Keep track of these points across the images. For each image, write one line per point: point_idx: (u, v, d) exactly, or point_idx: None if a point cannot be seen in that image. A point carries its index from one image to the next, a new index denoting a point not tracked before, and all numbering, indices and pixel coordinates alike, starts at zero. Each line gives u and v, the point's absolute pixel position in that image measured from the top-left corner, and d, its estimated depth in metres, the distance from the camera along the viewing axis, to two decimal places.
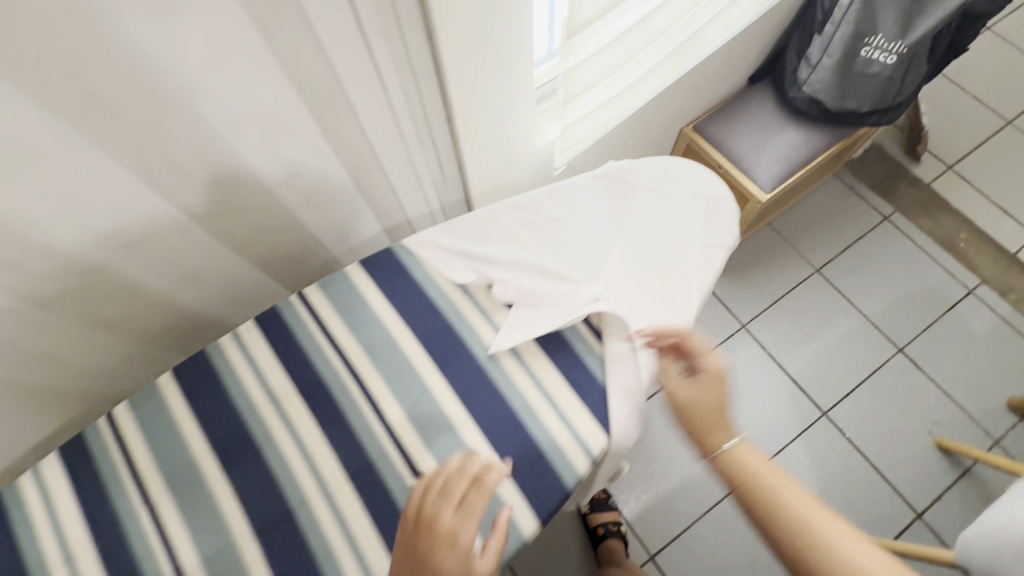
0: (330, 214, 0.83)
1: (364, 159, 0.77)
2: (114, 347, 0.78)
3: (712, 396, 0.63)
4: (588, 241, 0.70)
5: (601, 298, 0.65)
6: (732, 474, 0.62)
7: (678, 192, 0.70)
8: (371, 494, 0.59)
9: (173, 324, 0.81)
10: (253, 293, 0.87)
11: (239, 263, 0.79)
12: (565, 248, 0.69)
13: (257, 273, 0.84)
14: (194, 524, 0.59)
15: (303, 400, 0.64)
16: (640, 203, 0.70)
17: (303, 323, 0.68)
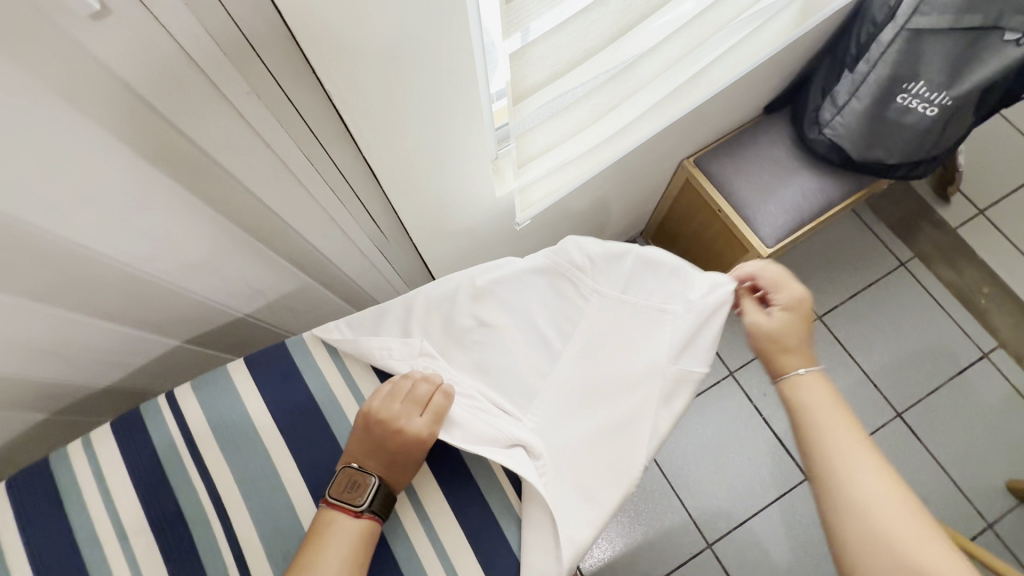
0: (236, 276, 0.71)
1: (267, 221, 0.63)
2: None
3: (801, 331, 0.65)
4: (526, 361, 0.58)
5: (521, 445, 0.54)
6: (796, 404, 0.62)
7: (642, 301, 0.57)
8: None
9: (68, 402, 0.72)
10: (160, 361, 0.77)
11: (124, 335, 0.68)
12: (500, 366, 0.58)
13: (161, 341, 0.73)
14: None
15: (156, 534, 0.53)
16: (594, 314, 0.58)
17: (170, 432, 0.57)
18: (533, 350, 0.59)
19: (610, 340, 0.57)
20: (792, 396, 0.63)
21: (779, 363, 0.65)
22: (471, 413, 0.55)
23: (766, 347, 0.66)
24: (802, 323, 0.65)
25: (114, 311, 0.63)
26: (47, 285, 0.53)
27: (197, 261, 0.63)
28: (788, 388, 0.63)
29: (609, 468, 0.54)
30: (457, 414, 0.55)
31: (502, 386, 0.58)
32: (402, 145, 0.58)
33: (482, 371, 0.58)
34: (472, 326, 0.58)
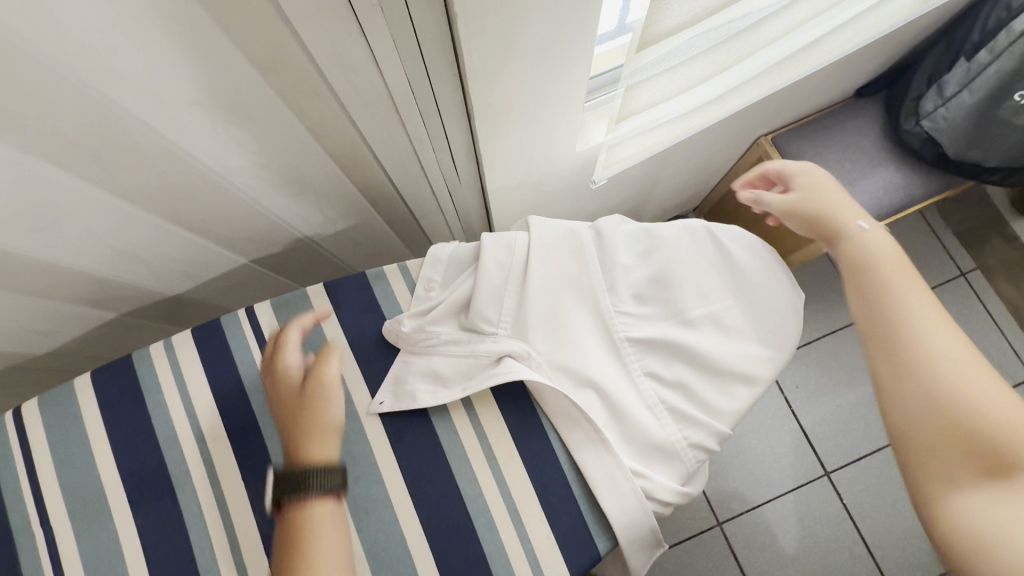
0: (312, 201, 0.70)
1: (355, 148, 0.62)
2: (83, 330, 0.73)
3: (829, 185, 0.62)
4: (506, 291, 0.55)
5: (510, 360, 0.53)
6: (859, 261, 0.56)
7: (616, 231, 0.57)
8: None
9: (149, 305, 0.75)
10: (233, 277, 0.79)
11: (201, 247, 0.68)
12: (480, 304, 0.55)
13: (232, 257, 0.74)
14: (86, 559, 0.52)
15: (231, 443, 0.55)
16: (562, 239, 0.56)
17: (248, 346, 0.57)
18: (500, 281, 0.55)
19: (590, 262, 0.55)
20: (847, 253, 0.57)
21: (835, 220, 0.59)
22: (462, 356, 0.55)
23: (805, 217, 0.61)
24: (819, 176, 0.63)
25: (197, 222, 0.63)
26: (143, 185, 0.54)
27: (280, 181, 0.63)
28: (850, 248, 0.57)
29: (644, 400, 0.54)
30: (443, 368, 0.55)
31: (478, 312, 0.55)
32: (507, 83, 0.55)
33: (474, 311, 0.55)
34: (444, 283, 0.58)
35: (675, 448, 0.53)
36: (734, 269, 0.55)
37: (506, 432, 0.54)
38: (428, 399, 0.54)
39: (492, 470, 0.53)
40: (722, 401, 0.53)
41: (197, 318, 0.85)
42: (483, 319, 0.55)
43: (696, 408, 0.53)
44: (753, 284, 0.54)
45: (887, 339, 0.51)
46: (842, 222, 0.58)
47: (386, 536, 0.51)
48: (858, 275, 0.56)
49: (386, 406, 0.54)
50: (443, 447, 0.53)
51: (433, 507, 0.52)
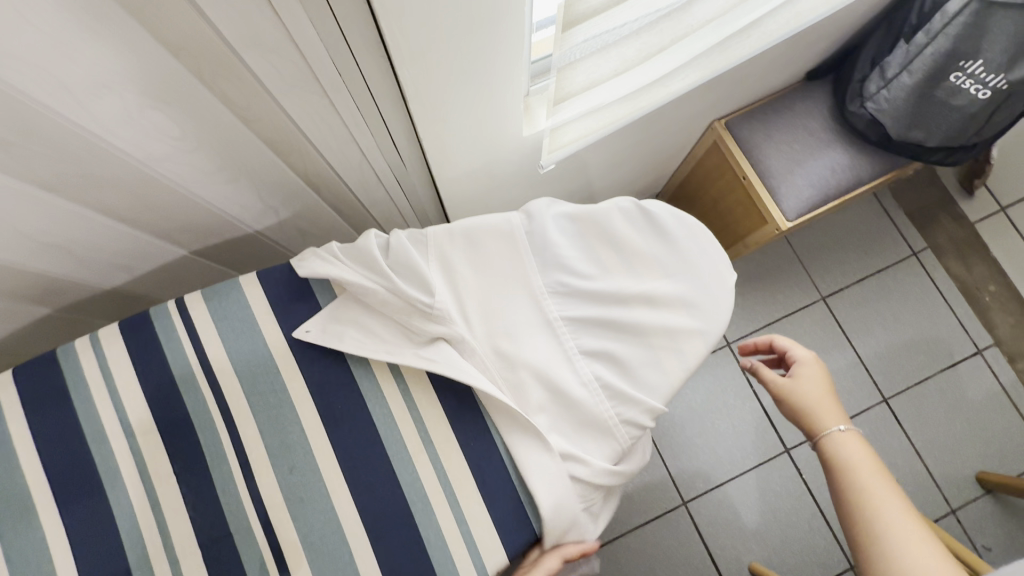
0: (250, 188, 0.68)
1: (287, 134, 0.60)
2: (14, 325, 0.70)
3: (818, 377, 0.66)
4: (438, 274, 0.55)
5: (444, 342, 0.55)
6: (834, 456, 0.60)
7: (548, 213, 0.57)
8: (222, 567, 0.50)
9: (85, 298, 0.73)
10: (173, 269, 0.77)
11: (133, 237, 0.66)
12: (403, 280, 0.54)
13: (169, 247, 0.71)
14: (13, 562, 0.50)
15: (162, 437, 0.53)
16: (494, 224, 0.56)
17: (176, 338, 0.56)
18: (421, 260, 0.54)
19: (522, 248, 0.56)
20: (826, 452, 0.61)
21: (817, 416, 0.63)
22: (391, 324, 0.56)
23: (787, 401, 0.66)
24: (816, 368, 0.67)
25: (126, 212, 0.61)
26: (58, 175, 0.51)
27: (212, 166, 0.61)
28: (827, 446, 0.61)
29: (579, 379, 0.54)
30: (374, 325, 0.56)
31: (400, 285, 0.53)
32: (435, 66, 0.54)
33: (400, 288, 0.54)
34: (359, 251, 0.56)
35: (609, 426, 0.53)
36: (668, 248, 0.56)
37: (443, 414, 0.54)
38: (353, 349, 0.54)
39: (430, 455, 0.53)
40: (655, 378, 0.54)
41: (138, 310, 0.82)
42: (412, 296, 0.53)
43: (629, 384, 0.54)
44: (688, 261, 0.55)
45: (860, 543, 0.55)
46: (826, 417, 0.63)
47: (320, 526, 0.50)
48: (836, 472, 0.59)
49: (312, 334, 0.55)
50: (380, 433, 0.53)
51: (369, 494, 0.51)
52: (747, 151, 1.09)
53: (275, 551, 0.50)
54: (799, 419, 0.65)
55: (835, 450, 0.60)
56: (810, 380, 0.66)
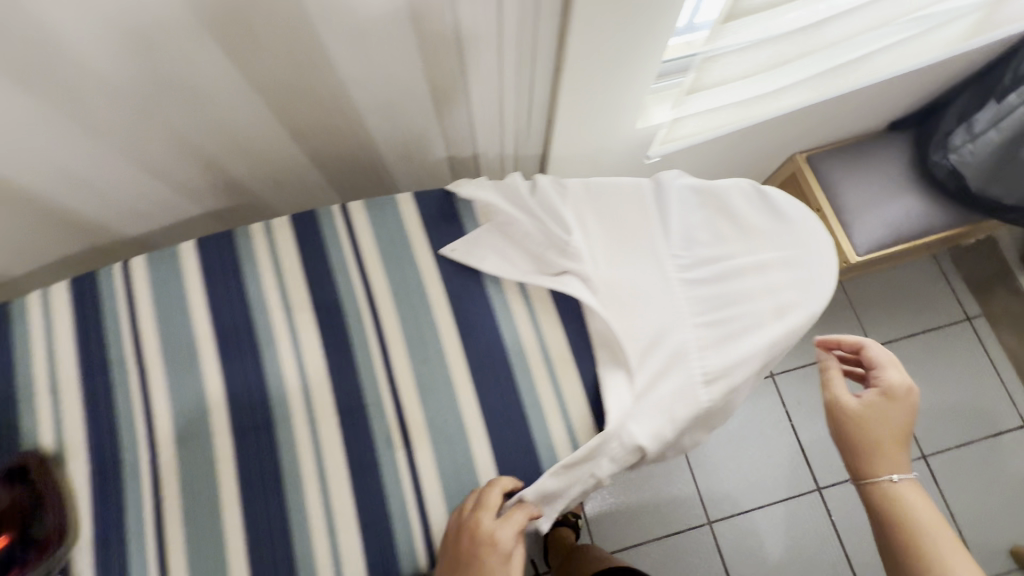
0: (399, 129, 0.78)
1: (452, 83, 0.70)
2: (164, 203, 0.78)
3: (900, 418, 0.59)
4: (572, 217, 0.62)
5: (569, 275, 0.60)
6: (886, 503, 0.58)
7: (672, 182, 0.64)
8: (354, 434, 0.56)
9: (227, 196, 0.81)
10: (303, 188, 0.85)
11: (293, 150, 0.76)
12: (542, 216, 0.62)
13: (314, 166, 0.81)
14: (176, 398, 0.58)
15: (315, 315, 0.61)
16: (624, 186, 0.64)
17: (336, 235, 0.64)
18: (560, 202, 0.62)
19: (647, 207, 0.63)
20: (876, 494, 0.59)
21: (876, 458, 0.59)
22: (523, 255, 0.62)
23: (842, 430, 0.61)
24: (904, 406, 0.59)
25: (302, 125, 0.71)
26: (273, 76, 0.62)
27: (381, 101, 0.70)
28: (879, 490, 0.59)
29: (688, 326, 0.58)
30: (509, 253, 0.62)
31: (542, 217, 0.61)
32: (601, 50, 0.61)
33: (540, 222, 0.61)
34: (506, 188, 0.64)
35: (697, 386, 0.56)
36: (793, 245, 0.61)
37: (561, 337, 0.60)
38: (493, 270, 0.61)
39: (547, 370, 0.58)
40: (756, 347, 0.57)
41: (254, 222, 0.90)
42: (551, 229, 0.61)
43: (734, 338, 0.58)
44: (807, 260, 0.60)
45: None
46: (885, 461, 0.59)
47: (444, 412, 0.57)
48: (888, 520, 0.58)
49: (457, 253, 0.62)
50: (505, 344, 0.59)
51: (490, 393, 0.57)
52: (825, 185, 1.16)
53: (402, 428, 0.56)
54: (847, 447, 0.61)
55: (891, 499, 0.58)
56: (888, 418, 0.59)
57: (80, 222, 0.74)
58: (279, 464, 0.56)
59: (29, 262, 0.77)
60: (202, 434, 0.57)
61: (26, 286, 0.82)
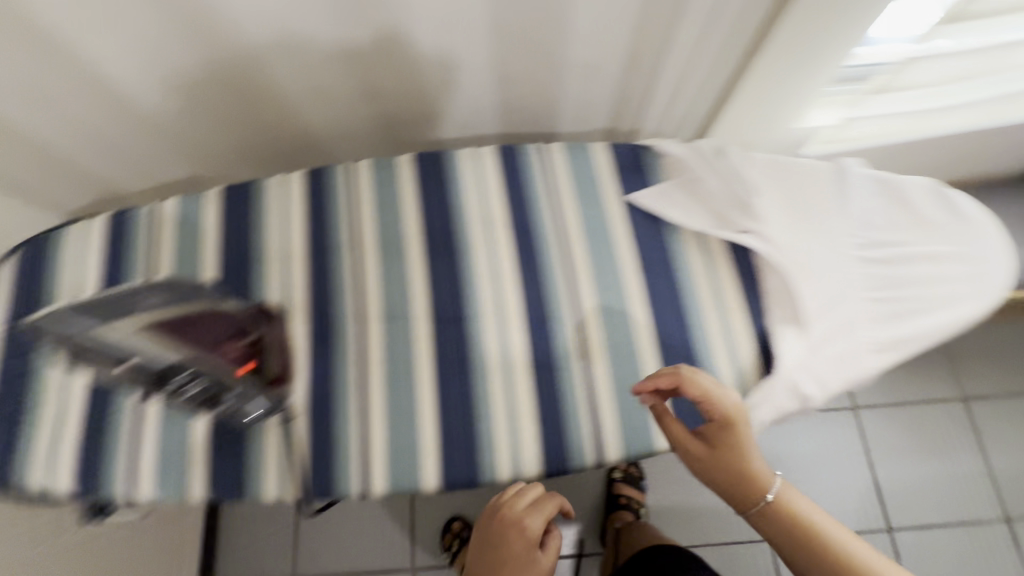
0: (583, 94, 0.84)
1: (651, 55, 0.76)
2: (353, 114, 0.83)
3: (744, 436, 0.55)
4: (758, 186, 0.66)
5: (751, 236, 0.65)
6: (787, 526, 0.54)
7: (854, 170, 0.67)
8: (538, 341, 0.63)
9: (406, 121, 0.87)
10: (474, 130, 0.91)
11: (489, 95, 0.82)
12: (730, 180, 0.67)
13: (497, 116, 0.87)
14: (387, 284, 0.67)
15: (511, 235, 0.68)
16: (808, 166, 0.68)
17: (535, 169, 0.71)
18: (748, 171, 0.67)
19: (829, 189, 0.66)
20: (773, 520, 0.55)
21: (755, 490, 0.54)
22: (705, 212, 0.67)
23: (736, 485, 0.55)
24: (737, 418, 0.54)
25: (509, 75, 0.79)
26: (514, 26, 0.70)
27: (584, 62, 0.77)
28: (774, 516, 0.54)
29: (860, 301, 0.62)
30: (692, 207, 0.68)
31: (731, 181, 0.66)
32: (797, 46, 0.67)
33: (728, 185, 0.67)
34: (696, 149, 0.69)
35: (865, 354, 0.60)
36: (972, 244, 0.64)
37: (735, 291, 0.64)
38: (676, 219, 0.67)
39: (720, 316, 0.63)
40: (925, 331, 0.60)
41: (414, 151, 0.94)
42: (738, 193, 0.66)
43: (904, 319, 0.61)
44: (983, 260, 0.63)
45: None
46: (761, 482, 0.55)
47: (621, 336, 0.63)
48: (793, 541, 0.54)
49: (644, 201, 0.68)
50: (682, 287, 0.65)
51: (663, 327, 0.63)
52: None
53: (581, 343, 0.63)
54: (732, 493, 0.55)
55: (788, 518, 0.54)
56: (743, 451, 0.54)
57: (282, 116, 0.81)
58: (469, 353, 0.63)
59: (230, 151, 0.86)
60: (406, 317, 0.65)
61: (209, 173, 0.89)
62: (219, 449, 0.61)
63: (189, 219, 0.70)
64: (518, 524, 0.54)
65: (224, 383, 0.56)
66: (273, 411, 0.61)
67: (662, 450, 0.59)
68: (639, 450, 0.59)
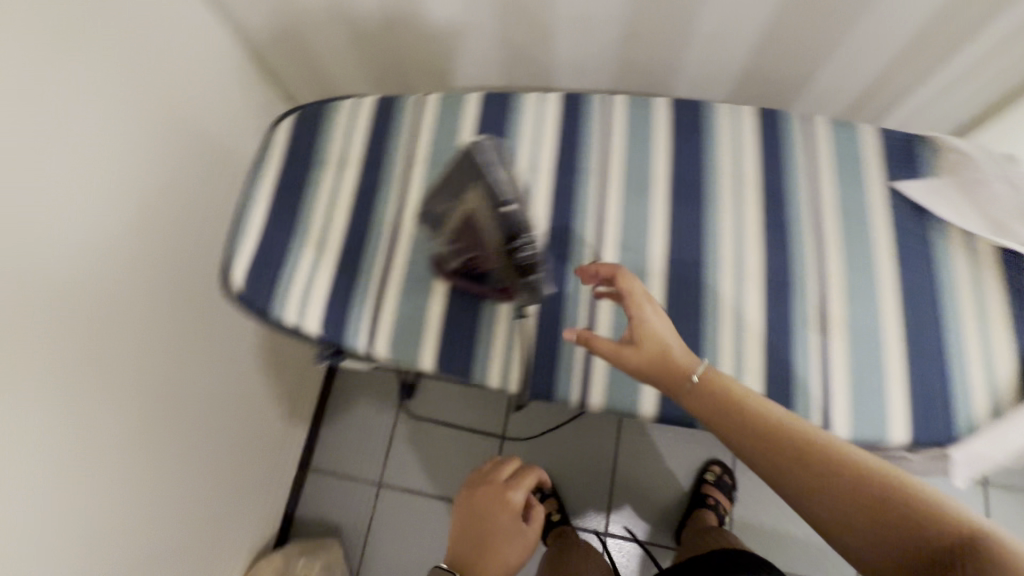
0: (840, 73, 0.81)
1: (945, 47, 0.72)
2: (598, 40, 0.82)
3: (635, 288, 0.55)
4: None
5: None
6: (707, 403, 0.50)
7: None
8: (776, 305, 0.63)
9: (643, 60, 0.85)
10: (700, 86, 0.88)
11: (741, 56, 0.81)
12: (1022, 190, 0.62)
13: (735, 78, 0.85)
14: (627, 216, 0.68)
15: (761, 198, 0.67)
16: None
17: (796, 138, 0.69)
18: None
19: None
20: (720, 421, 0.49)
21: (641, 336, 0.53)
22: (982, 216, 0.64)
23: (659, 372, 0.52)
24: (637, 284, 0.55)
25: (777, 39, 0.77)
26: None
27: (867, 37, 0.73)
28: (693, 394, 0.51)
29: None
30: (967, 209, 0.64)
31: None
32: None
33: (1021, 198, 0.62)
34: (987, 152, 0.65)
35: None
36: None
37: (999, 304, 0.62)
38: (949, 217, 0.64)
39: (979, 327, 0.61)
40: None
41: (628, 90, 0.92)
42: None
43: None
44: None
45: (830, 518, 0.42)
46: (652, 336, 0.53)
47: (867, 320, 0.62)
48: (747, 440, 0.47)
49: (915, 191, 0.65)
50: (940, 288, 0.63)
51: (914, 322, 0.61)
52: None
53: (822, 317, 0.62)
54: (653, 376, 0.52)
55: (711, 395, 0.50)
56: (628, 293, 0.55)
57: (533, 22, 0.80)
58: (702, 301, 0.64)
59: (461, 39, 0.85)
60: (642, 252, 0.66)
61: (432, 60, 0.91)
62: (452, 329, 0.65)
63: (448, 115, 0.74)
64: (501, 497, 0.68)
65: (523, 267, 0.59)
66: (511, 307, 0.65)
67: (896, 443, 0.58)
68: (873, 436, 0.58)
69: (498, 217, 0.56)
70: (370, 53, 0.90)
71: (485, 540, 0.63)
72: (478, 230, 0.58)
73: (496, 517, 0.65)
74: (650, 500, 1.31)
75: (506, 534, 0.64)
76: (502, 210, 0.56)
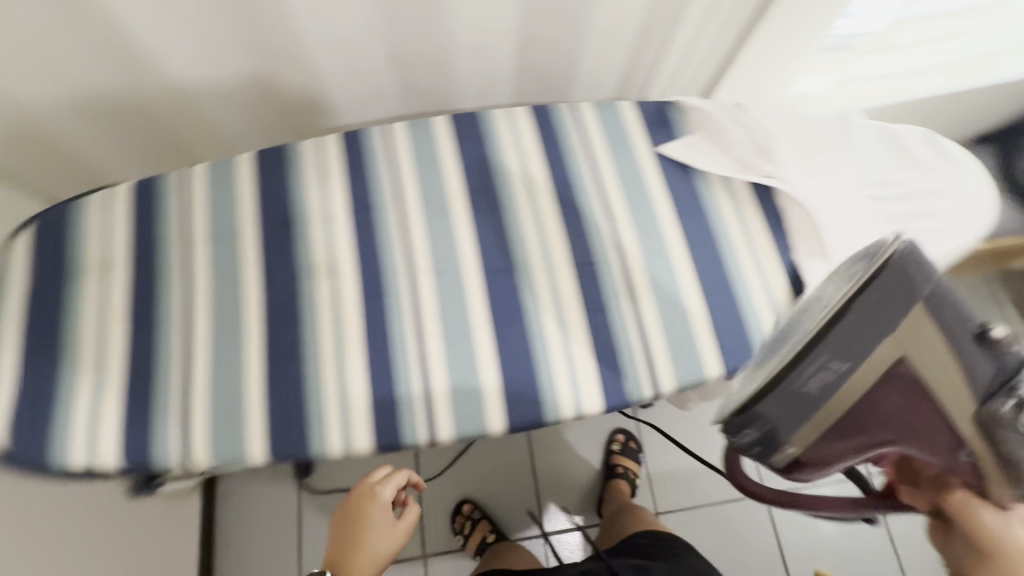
0: (600, 62, 0.88)
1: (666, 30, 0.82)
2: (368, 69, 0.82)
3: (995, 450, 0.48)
4: (770, 135, 0.73)
5: (776, 177, 0.70)
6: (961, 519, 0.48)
7: (856, 123, 0.75)
8: (589, 284, 0.66)
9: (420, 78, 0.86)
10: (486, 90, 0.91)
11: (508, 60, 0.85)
12: (746, 134, 0.73)
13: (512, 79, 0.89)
14: (433, 238, 0.68)
15: (552, 193, 0.70)
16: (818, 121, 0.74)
17: (566, 127, 0.74)
18: (761, 124, 0.73)
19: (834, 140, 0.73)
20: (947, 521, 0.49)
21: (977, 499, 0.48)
22: (725, 158, 0.72)
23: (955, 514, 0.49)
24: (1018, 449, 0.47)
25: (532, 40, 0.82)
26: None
27: (605, 24, 0.80)
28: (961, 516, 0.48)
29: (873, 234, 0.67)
30: (714, 155, 0.73)
31: (748, 133, 0.73)
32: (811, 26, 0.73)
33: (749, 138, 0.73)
34: (713, 107, 0.75)
35: None
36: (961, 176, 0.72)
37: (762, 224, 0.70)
38: (702, 166, 0.72)
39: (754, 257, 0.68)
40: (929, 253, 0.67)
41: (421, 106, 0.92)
42: (757, 144, 0.72)
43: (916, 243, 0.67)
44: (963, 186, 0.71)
45: None
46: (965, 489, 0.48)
47: (666, 276, 0.66)
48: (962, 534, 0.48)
49: (670, 152, 0.73)
50: (717, 231, 0.69)
51: (701, 263, 0.67)
52: None
53: (627, 281, 0.66)
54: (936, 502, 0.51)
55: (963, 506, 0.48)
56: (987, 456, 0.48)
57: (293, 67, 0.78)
58: (521, 301, 0.65)
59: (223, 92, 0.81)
60: (457, 269, 0.66)
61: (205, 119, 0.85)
62: (279, 407, 0.59)
63: (223, 184, 0.69)
64: (374, 500, 0.69)
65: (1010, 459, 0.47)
66: (339, 362, 0.61)
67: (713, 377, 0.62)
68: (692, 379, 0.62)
69: (962, 345, 0.52)
70: (133, 132, 0.83)
71: (360, 539, 0.66)
72: (920, 384, 0.51)
73: (371, 518, 0.68)
74: (572, 483, 1.25)
75: (379, 533, 0.67)
76: (995, 341, 0.51)
